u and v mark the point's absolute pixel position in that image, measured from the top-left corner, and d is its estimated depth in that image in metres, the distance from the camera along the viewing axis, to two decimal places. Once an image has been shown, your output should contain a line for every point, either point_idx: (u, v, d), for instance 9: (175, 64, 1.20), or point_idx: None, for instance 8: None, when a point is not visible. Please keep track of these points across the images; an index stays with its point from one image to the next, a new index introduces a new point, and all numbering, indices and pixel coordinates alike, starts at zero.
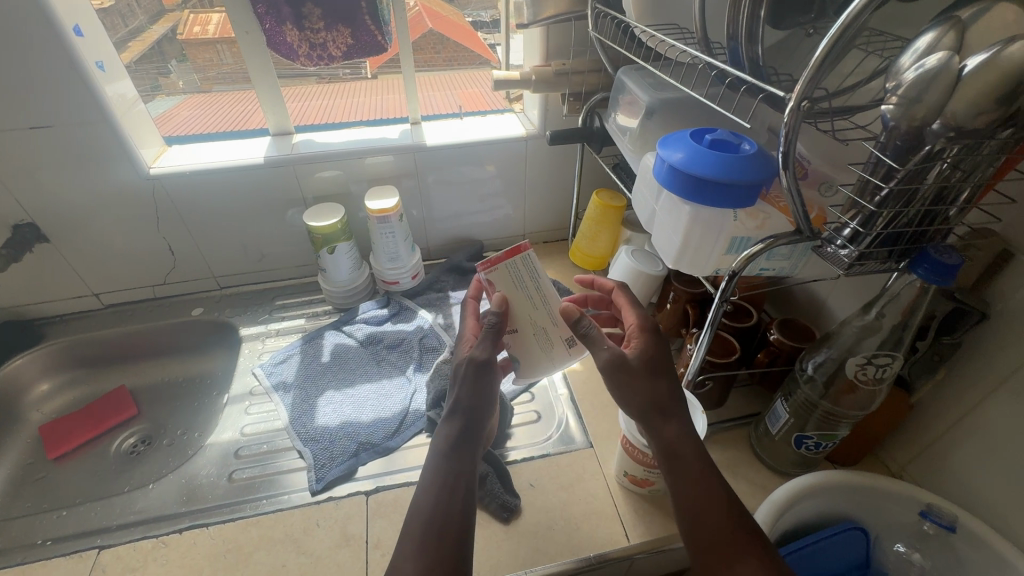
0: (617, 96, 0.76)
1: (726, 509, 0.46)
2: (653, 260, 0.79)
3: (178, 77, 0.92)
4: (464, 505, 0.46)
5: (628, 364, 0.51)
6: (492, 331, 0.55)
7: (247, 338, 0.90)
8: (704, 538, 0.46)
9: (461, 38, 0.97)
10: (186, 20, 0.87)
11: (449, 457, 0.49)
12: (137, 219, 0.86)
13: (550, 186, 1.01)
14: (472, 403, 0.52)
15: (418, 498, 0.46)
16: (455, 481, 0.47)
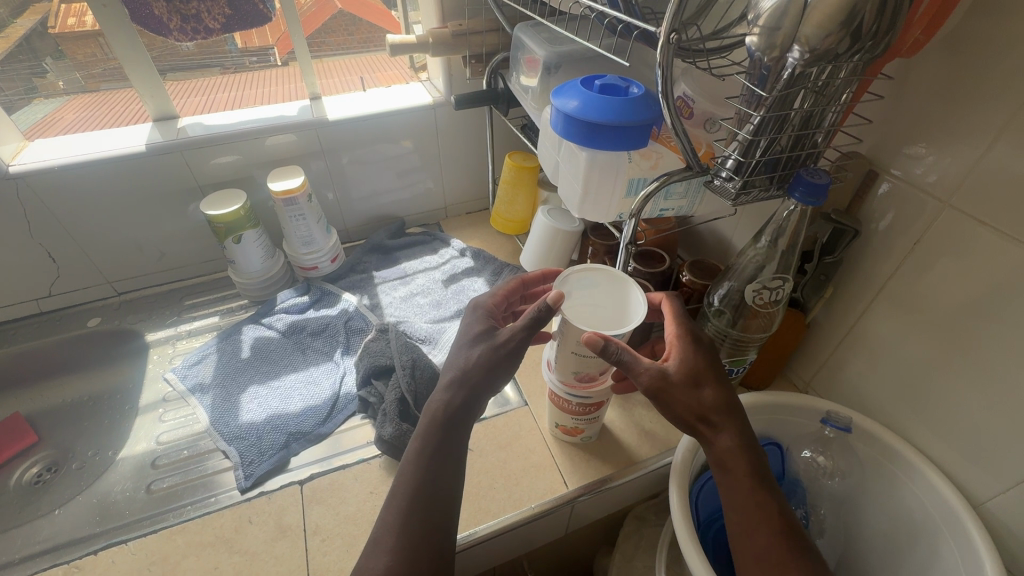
0: (517, 55, 0.76)
1: (773, 529, 0.45)
2: (569, 217, 0.80)
3: (56, 77, 0.81)
4: (451, 479, 0.48)
5: (670, 380, 0.49)
6: (535, 323, 0.49)
7: (155, 344, 0.84)
8: (752, 552, 0.45)
9: (374, 17, 0.93)
10: (56, 11, 0.77)
11: (442, 435, 0.49)
12: (2, 226, 0.76)
13: (465, 155, 0.99)
14: (480, 378, 0.50)
15: (403, 473, 0.48)
16: (443, 456, 0.48)
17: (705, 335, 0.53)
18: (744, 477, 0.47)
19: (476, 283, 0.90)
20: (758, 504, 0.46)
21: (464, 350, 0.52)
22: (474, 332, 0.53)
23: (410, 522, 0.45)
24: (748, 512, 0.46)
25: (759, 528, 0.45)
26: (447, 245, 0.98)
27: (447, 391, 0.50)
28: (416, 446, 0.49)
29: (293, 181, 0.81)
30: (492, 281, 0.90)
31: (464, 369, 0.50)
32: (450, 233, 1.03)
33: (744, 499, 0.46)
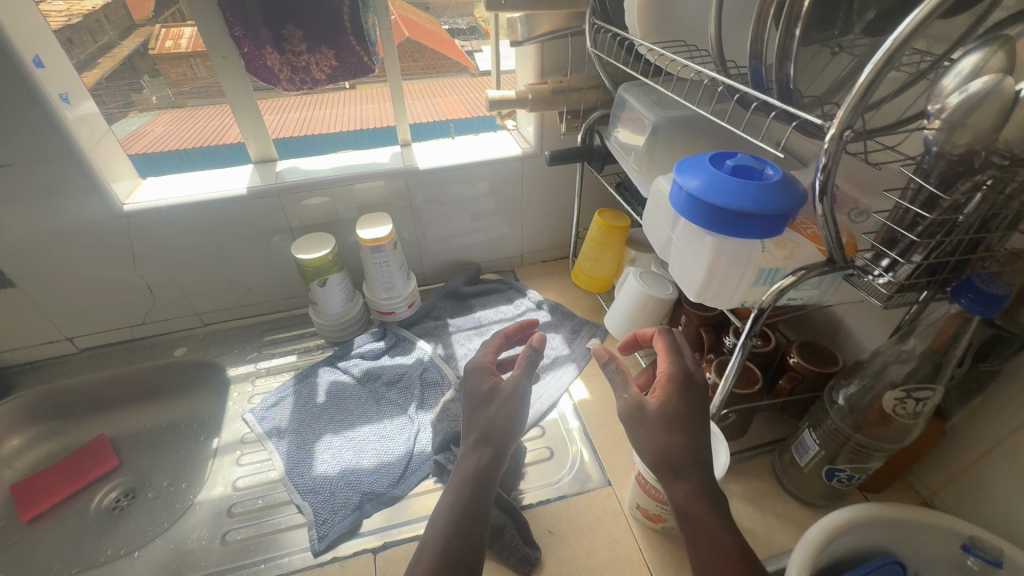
0: (618, 113, 0.73)
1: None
2: (662, 281, 0.76)
3: (151, 93, 0.87)
4: (475, 541, 0.47)
5: (646, 415, 0.49)
6: (526, 364, 0.56)
7: (235, 380, 0.85)
8: None
9: (437, 45, 1.00)
10: (157, 34, 0.83)
11: (470, 495, 0.49)
12: (111, 258, 0.80)
13: (548, 204, 0.97)
14: (501, 435, 0.53)
15: (432, 527, 0.48)
16: (473, 512, 0.48)
17: (699, 376, 0.51)
18: (711, 525, 0.45)
19: (553, 341, 0.87)
20: (718, 554, 0.44)
21: (483, 410, 0.55)
22: (480, 392, 0.56)
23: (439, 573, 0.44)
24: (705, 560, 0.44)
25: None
26: (523, 295, 0.96)
27: (474, 450, 0.52)
28: (445, 502, 0.50)
29: (383, 229, 0.81)
30: (570, 339, 0.87)
31: (489, 428, 0.53)
32: (526, 282, 1.00)
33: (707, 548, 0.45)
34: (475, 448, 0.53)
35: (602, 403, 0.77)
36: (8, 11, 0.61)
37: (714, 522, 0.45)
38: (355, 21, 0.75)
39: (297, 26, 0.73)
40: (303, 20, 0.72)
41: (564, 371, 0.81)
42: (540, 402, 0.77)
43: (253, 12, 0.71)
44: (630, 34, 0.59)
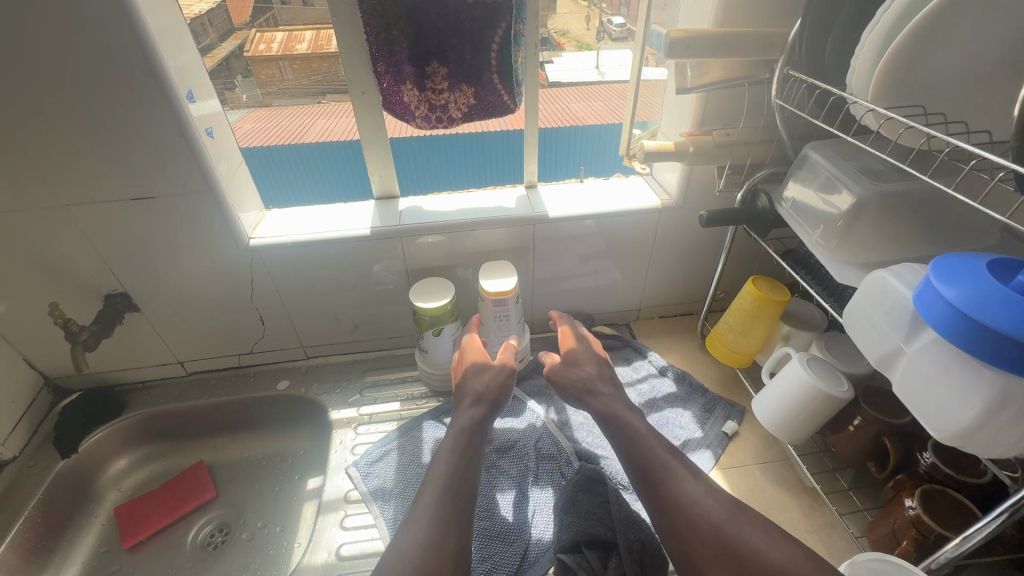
0: (798, 174, 0.63)
1: (675, 458, 0.57)
2: (831, 371, 0.65)
3: (242, 91, 0.77)
4: (472, 473, 0.58)
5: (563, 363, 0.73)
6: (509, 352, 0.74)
7: (337, 424, 0.81)
8: (655, 472, 0.56)
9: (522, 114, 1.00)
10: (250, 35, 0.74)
11: (471, 438, 0.62)
12: (229, 289, 0.78)
13: (678, 259, 0.87)
14: (492, 396, 0.67)
15: (438, 467, 0.58)
16: (468, 456, 0.60)
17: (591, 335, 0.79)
18: (619, 414, 0.63)
19: (682, 418, 0.77)
20: (634, 437, 0.60)
21: (478, 379, 0.69)
22: (475, 366, 0.71)
23: (452, 504, 0.54)
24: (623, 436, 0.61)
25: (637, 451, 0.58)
26: (643, 357, 0.87)
27: (471, 409, 0.65)
28: (450, 448, 0.60)
29: (508, 283, 0.75)
30: (701, 419, 0.77)
31: (483, 392, 0.67)
32: (644, 341, 0.91)
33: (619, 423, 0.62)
34: (470, 408, 0.66)
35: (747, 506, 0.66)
36: (167, 45, 0.59)
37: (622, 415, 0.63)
38: (502, 60, 0.69)
39: (443, 64, 0.68)
40: (450, 56, 0.67)
41: (698, 460, 0.71)
42: None
43: (401, 46, 0.66)
44: (848, 94, 0.50)
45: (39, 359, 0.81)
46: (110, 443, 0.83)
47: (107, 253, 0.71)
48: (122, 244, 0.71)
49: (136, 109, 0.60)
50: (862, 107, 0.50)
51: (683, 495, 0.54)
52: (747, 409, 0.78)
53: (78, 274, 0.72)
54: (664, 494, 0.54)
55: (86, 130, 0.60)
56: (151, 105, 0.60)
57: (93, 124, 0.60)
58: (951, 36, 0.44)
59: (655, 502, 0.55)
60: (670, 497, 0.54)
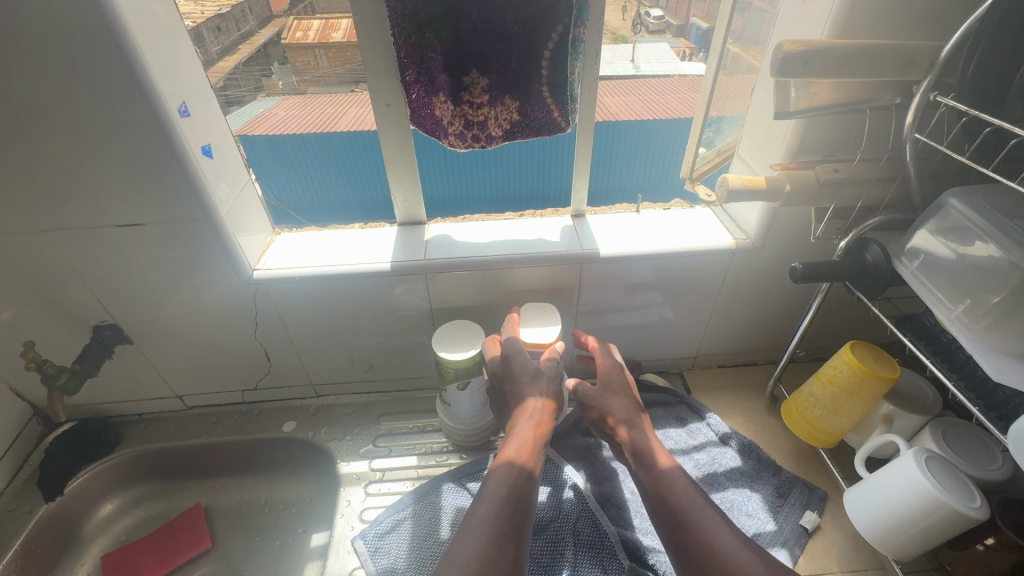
0: (928, 225, 0.50)
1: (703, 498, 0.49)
2: (957, 477, 0.51)
3: (278, 79, 0.66)
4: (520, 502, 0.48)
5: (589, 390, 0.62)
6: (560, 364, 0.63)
7: (346, 481, 0.71)
8: (678, 511, 0.48)
9: None
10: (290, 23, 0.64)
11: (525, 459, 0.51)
12: (230, 323, 0.69)
13: (748, 306, 0.74)
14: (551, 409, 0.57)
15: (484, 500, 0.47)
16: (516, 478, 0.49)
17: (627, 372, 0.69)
18: (654, 455, 0.53)
19: (750, 503, 0.64)
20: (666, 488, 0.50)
21: (532, 389, 0.58)
22: (527, 371, 0.59)
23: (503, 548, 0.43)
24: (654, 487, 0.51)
25: (669, 502, 0.48)
26: (700, 419, 0.74)
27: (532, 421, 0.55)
28: (495, 489, 0.48)
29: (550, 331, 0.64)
30: (773, 506, 0.64)
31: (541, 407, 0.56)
32: (700, 397, 0.78)
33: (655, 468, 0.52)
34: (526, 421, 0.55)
35: None
36: (157, 50, 0.49)
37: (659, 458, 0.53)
38: (555, 70, 0.57)
39: (484, 73, 0.56)
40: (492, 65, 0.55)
41: None
42: None
43: (434, 52, 0.55)
44: None
45: (26, 389, 0.73)
46: (99, 483, 0.75)
47: (94, 282, 0.62)
48: (110, 273, 0.62)
49: (117, 126, 0.50)
50: None
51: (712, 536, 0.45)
52: (829, 497, 0.65)
53: (64, 303, 0.64)
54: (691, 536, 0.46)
55: (62, 149, 0.51)
56: (135, 123, 0.50)
57: (69, 143, 0.51)
58: None
59: (694, 572, 0.44)
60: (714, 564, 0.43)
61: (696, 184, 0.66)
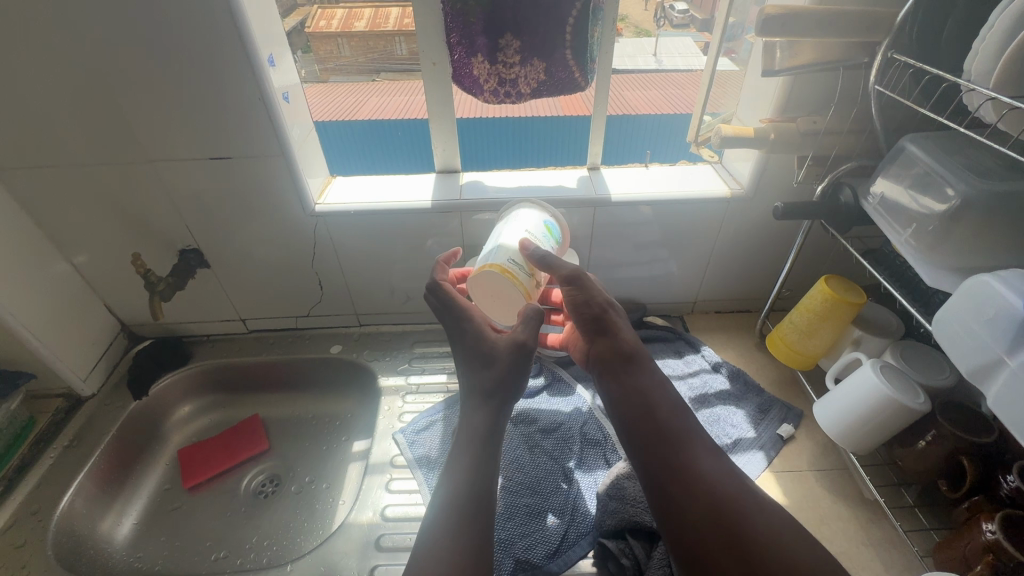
0: (889, 168, 0.59)
1: (683, 420, 0.53)
2: (908, 383, 0.60)
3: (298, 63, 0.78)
4: (488, 483, 0.51)
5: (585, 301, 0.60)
6: (532, 318, 0.57)
7: (386, 391, 0.83)
8: (657, 432, 0.52)
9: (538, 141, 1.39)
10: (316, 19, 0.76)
11: (484, 444, 0.54)
12: (291, 252, 0.81)
13: (743, 253, 0.84)
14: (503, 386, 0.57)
15: (453, 476, 0.51)
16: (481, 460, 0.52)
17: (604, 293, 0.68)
18: (643, 374, 0.57)
19: (734, 417, 0.74)
20: (645, 400, 0.54)
21: (486, 372, 0.57)
22: (480, 349, 0.57)
23: (464, 517, 0.48)
24: (631, 395, 0.55)
25: (654, 417, 0.53)
26: (696, 352, 0.84)
27: (487, 404, 0.56)
28: (464, 463, 0.52)
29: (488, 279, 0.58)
30: (754, 419, 0.74)
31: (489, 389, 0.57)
32: (696, 335, 0.88)
33: (637, 379, 0.56)
34: (481, 405, 0.56)
35: (797, 512, 0.64)
36: (254, 9, 0.61)
37: (638, 374, 0.57)
38: (577, 34, 0.67)
39: (516, 36, 0.66)
40: (524, 29, 0.66)
41: (749, 461, 0.69)
42: None
43: (475, 18, 0.66)
44: (967, 78, 0.45)
45: (117, 306, 0.86)
46: (176, 389, 0.88)
47: (184, 209, 0.75)
48: (197, 202, 0.74)
49: (221, 70, 0.62)
50: (982, 93, 0.45)
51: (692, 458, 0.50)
52: (805, 414, 0.74)
53: (157, 229, 0.77)
54: (678, 458, 0.50)
55: (173, 89, 0.63)
56: (234, 66, 0.62)
57: (181, 84, 0.63)
58: None
59: (676, 484, 0.49)
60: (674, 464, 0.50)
61: (700, 146, 0.71)
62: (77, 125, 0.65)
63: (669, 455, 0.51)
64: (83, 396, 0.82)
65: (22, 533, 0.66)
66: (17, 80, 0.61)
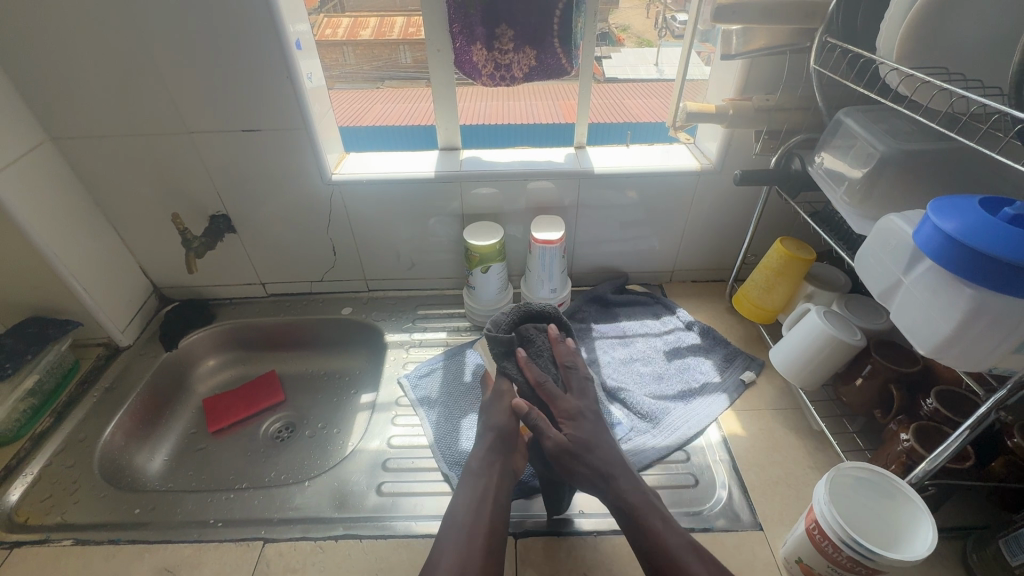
0: (829, 137, 0.68)
1: (685, 537, 0.54)
2: (848, 325, 0.69)
3: None
4: (491, 515, 0.59)
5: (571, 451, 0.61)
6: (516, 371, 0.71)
7: (392, 345, 0.93)
8: (658, 551, 0.53)
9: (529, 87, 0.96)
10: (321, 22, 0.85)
11: (484, 480, 0.62)
12: (309, 219, 0.91)
13: (714, 225, 0.93)
14: (504, 439, 0.66)
15: (457, 509, 0.59)
16: (486, 494, 0.60)
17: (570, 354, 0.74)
18: (647, 505, 0.57)
19: (703, 365, 0.84)
20: (648, 528, 0.55)
21: (490, 421, 0.68)
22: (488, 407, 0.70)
23: (463, 538, 0.56)
24: (631, 518, 0.56)
25: (654, 533, 0.54)
26: (671, 313, 0.93)
27: (488, 450, 0.65)
28: (466, 496, 0.60)
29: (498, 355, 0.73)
30: (721, 367, 0.83)
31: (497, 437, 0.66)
32: (673, 299, 0.97)
33: (637, 504, 0.57)
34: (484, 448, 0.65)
35: (755, 441, 0.72)
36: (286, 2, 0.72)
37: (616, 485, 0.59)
38: (564, 25, 0.77)
39: (510, 26, 0.76)
40: (517, 21, 0.76)
41: (714, 400, 0.77)
42: (687, 426, 0.74)
43: (474, 10, 0.76)
44: (876, 56, 0.55)
45: (151, 269, 0.96)
46: (202, 344, 0.97)
47: (216, 178, 0.84)
48: (228, 171, 0.84)
49: (258, 51, 0.72)
50: (889, 67, 0.55)
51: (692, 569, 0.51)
52: (766, 363, 0.83)
53: (191, 195, 0.86)
54: (684, 572, 0.51)
55: (215, 67, 0.73)
56: (268, 48, 0.71)
57: (220, 63, 0.73)
58: (975, 4, 0.49)
59: None
60: None
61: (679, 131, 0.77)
62: (130, 99, 0.75)
63: None
64: (120, 346, 0.91)
65: (71, 456, 0.75)
66: (81, 58, 0.71)
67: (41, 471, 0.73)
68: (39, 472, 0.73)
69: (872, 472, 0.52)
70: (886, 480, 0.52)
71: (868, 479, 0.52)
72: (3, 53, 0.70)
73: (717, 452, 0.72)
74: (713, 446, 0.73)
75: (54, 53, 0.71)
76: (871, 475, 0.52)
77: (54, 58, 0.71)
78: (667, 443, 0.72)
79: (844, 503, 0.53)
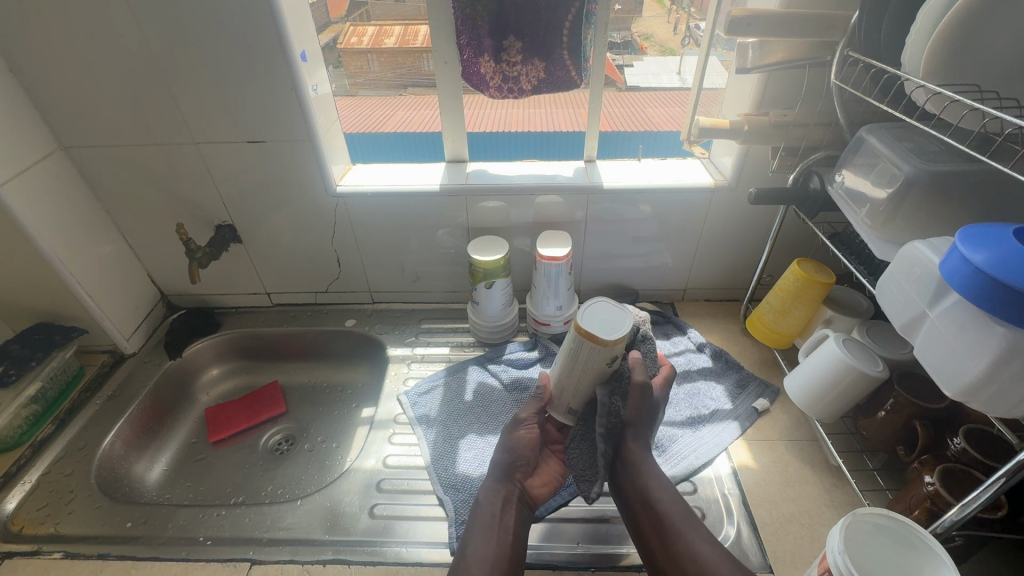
0: (850, 155, 0.64)
1: (682, 505, 0.58)
2: (869, 354, 0.65)
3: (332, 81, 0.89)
4: (508, 544, 0.56)
5: (641, 397, 0.60)
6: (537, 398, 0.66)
7: (394, 359, 0.91)
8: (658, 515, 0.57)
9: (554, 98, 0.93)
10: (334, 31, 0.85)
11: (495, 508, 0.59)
12: (313, 230, 0.90)
13: (728, 243, 0.89)
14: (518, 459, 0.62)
15: (470, 539, 0.56)
16: (499, 522, 0.58)
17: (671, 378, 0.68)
18: (649, 468, 0.60)
19: (714, 390, 0.80)
20: (648, 485, 0.59)
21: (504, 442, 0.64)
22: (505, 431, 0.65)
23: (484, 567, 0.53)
24: (633, 471, 0.60)
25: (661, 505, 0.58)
26: (682, 334, 0.90)
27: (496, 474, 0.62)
28: (481, 524, 0.58)
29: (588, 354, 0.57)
30: (733, 394, 0.79)
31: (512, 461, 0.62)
32: (685, 319, 0.94)
33: (646, 465, 0.61)
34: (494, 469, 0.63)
35: (766, 475, 0.68)
36: (293, 14, 0.71)
37: (630, 445, 0.61)
38: (573, 37, 0.75)
39: (519, 38, 0.74)
40: (526, 33, 0.74)
41: (724, 428, 0.74)
42: (695, 455, 0.70)
43: (482, 21, 0.74)
44: (902, 71, 0.52)
45: (158, 276, 0.96)
46: (205, 353, 0.97)
47: (222, 187, 0.84)
48: (233, 180, 0.83)
49: (264, 62, 0.71)
50: (914, 83, 0.51)
51: (691, 540, 0.55)
52: (780, 390, 0.79)
53: (198, 206, 0.86)
54: (688, 539, 0.55)
55: (221, 79, 0.73)
56: (273, 60, 0.71)
57: (226, 74, 0.72)
58: (1011, 18, 0.45)
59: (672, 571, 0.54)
60: (683, 549, 0.55)
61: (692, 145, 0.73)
62: (137, 108, 0.76)
63: (678, 545, 0.55)
64: (125, 353, 0.91)
65: (70, 465, 0.75)
66: (90, 68, 0.72)
67: (39, 479, 0.73)
68: (38, 480, 0.73)
69: (893, 517, 0.49)
70: (908, 528, 0.48)
71: (889, 528, 0.49)
72: (18, 65, 0.71)
73: (727, 486, 0.68)
74: (722, 478, 0.69)
75: (65, 63, 0.71)
76: (889, 526, 0.49)
77: (65, 70, 0.72)
78: (673, 472, 0.68)
79: (860, 548, 0.49)
